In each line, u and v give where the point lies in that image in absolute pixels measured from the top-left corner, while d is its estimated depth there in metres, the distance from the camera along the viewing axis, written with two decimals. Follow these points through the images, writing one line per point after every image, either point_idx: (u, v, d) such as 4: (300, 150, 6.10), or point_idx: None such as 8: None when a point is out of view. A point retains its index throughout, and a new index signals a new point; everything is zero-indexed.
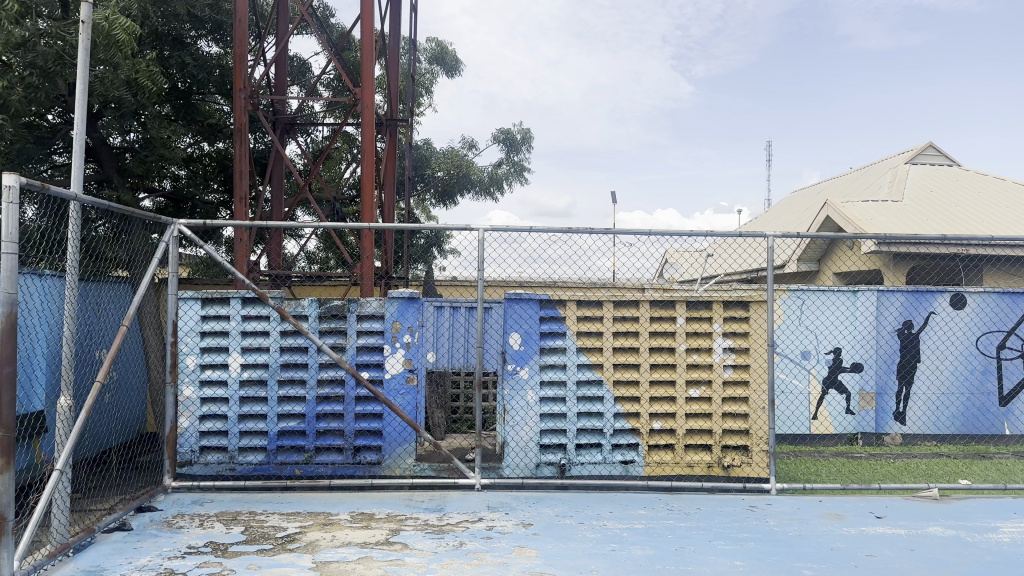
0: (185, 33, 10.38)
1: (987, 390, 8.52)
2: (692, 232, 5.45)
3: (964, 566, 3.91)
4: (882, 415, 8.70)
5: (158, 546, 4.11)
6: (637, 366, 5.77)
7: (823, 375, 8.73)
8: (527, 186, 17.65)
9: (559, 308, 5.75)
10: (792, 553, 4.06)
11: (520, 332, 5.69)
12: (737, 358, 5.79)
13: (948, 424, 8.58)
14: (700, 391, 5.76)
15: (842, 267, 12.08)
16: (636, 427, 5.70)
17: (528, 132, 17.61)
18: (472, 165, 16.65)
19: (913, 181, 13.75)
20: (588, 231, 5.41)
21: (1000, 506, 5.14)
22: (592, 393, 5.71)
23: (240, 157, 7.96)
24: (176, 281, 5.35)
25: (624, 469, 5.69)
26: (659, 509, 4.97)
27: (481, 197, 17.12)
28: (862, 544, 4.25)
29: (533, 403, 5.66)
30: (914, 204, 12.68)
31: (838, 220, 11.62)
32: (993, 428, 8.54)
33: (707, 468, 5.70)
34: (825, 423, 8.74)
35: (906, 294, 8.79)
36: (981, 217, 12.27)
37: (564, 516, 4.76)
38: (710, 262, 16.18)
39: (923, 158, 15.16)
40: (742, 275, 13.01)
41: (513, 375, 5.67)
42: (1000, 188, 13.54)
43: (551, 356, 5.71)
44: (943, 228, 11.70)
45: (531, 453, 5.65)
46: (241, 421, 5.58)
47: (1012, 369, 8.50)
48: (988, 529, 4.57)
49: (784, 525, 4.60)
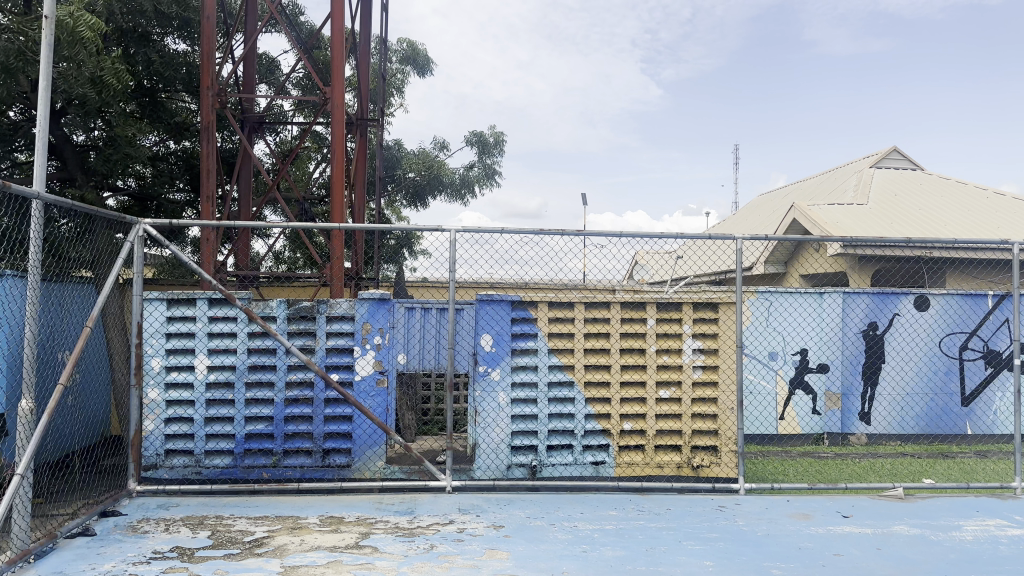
0: (151, 30, 10.22)
1: (951, 390, 8.73)
2: (663, 234, 5.49)
3: (929, 564, 3.98)
4: (847, 415, 8.80)
5: (123, 551, 4.03)
6: (607, 367, 5.79)
7: (790, 376, 8.91)
8: (498, 188, 17.64)
9: (531, 308, 5.76)
10: (761, 553, 4.10)
11: (492, 333, 5.69)
12: (707, 358, 5.84)
13: (912, 424, 8.71)
14: (669, 391, 5.79)
15: (808, 269, 12.27)
16: (607, 427, 5.73)
17: (500, 135, 17.61)
18: (443, 166, 16.62)
19: (878, 185, 13.99)
20: (559, 233, 5.42)
21: (962, 504, 5.24)
22: (564, 394, 5.72)
23: (207, 155, 7.83)
24: (141, 282, 5.26)
25: (595, 470, 5.71)
26: (629, 510, 5.00)
27: (452, 198, 17.07)
28: (830, 543, 4.30)
29: (505, 404, 5.66)
30: (879, 208, 12.89)
31: (805, 222, 11.76)
32: (955, 429, 8.72)
33: (677, 468, 5.74)
34: (792, 423, 8.84)
35: (871, 296, 8.90)
36: (944, 220, 12.53)
37: (534, 518, 4.76)
38: (680, 264, 16.34)
39: (888, 162, 15.45)
40: (711, 277, 13.15)
41: (484, 376, 5.66)
42: (962, 192, 13.83)
43: (523, 356, 5.72)
44: (907, 231, 11.93)
45: (502, 453, 5.64)
46: (208, 423, 5.50)
47: (973, 369, 8.72)
48: (952, 528, 4.66)
49: (753, 525, 4.64)
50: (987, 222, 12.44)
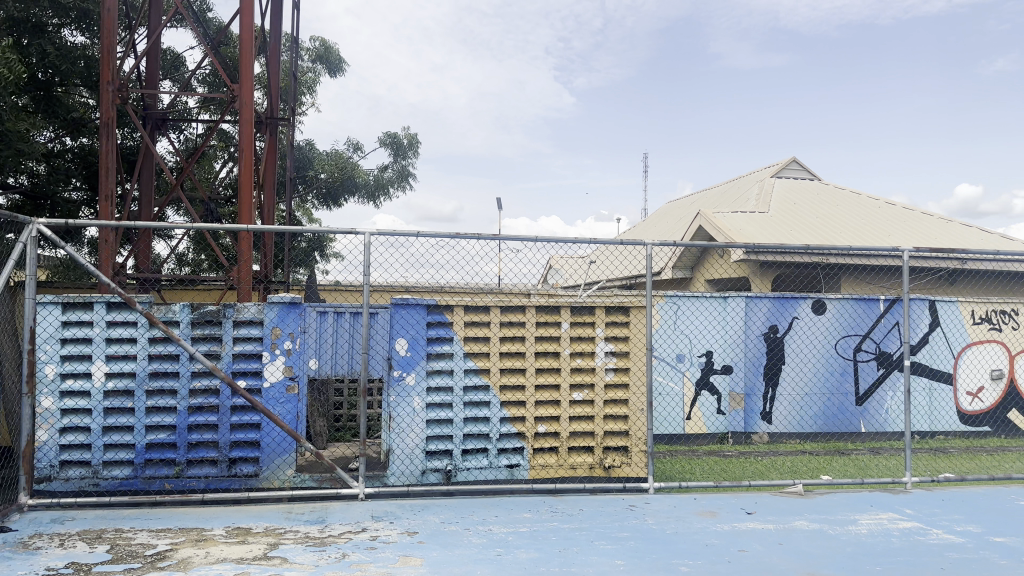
0: (45, 20, 9.67)
1: (846, 391, 9.19)
2: (577, 239, 5.57)
3: (826, 557, 4.18)
4: (750, 415, 9.19)
5: (11, 569, 3.77)
6: (523, 370, 5.83)
7: (696, 377, 9.17)
8: (413, 191, 17.52)
9: (446, 313, 5.73)
10: (670, 550, 4.22)
11: (406, 337, 5.64)
12: (618, 361, 5.96)
13: (811, 424, 9.17)
14: (583, 394, 5.88)
15: (714, 275, 12.71)
16: (522, 430, 5.76)
17: (415, 137, 17.50)
18: (356, 168, 16.38)
19: (779, 194, 14.64)
20: (475, 236, 5.43)
21: (856, 499, 5.54)
22: (479, 398, 5.72)
23: (106, 153, 7.45)
24: (34, 284, 4.94)
25: (510, 473, 5.72)
26: (543, 512, 5.05)
27: (365, 200, 16.84)
28: (734, 539, 4.46)
29: (419, 409, 5.61)
30: (779, 216, 13.49)
31: (710, 229, 12.18)
32: (851, 426, 9.20)
33: (589, 469, 5.81)
34: (699, 423, 9.14)
35: (771, 300, 9.34)
36: (839, 228, 13.22)
37: (449, 523, 4.73)
38: (592, 268, 16.65)
39: (787, 173, 16.19)
40: (623, 281, 13.44)
41: (399, 381, 5.60)
42: (855, 202, 14.63)
43: (438, 361, 5.69)
44: (805, 238, 12.52)
45: (417, 459, 5.58)
46: (106, 433, 5.22)
47: (867, 369, 9.25)
48: (847, 522, 4.91)
49: (662, 523, 4.77)
50: (877, 231, 13.20)
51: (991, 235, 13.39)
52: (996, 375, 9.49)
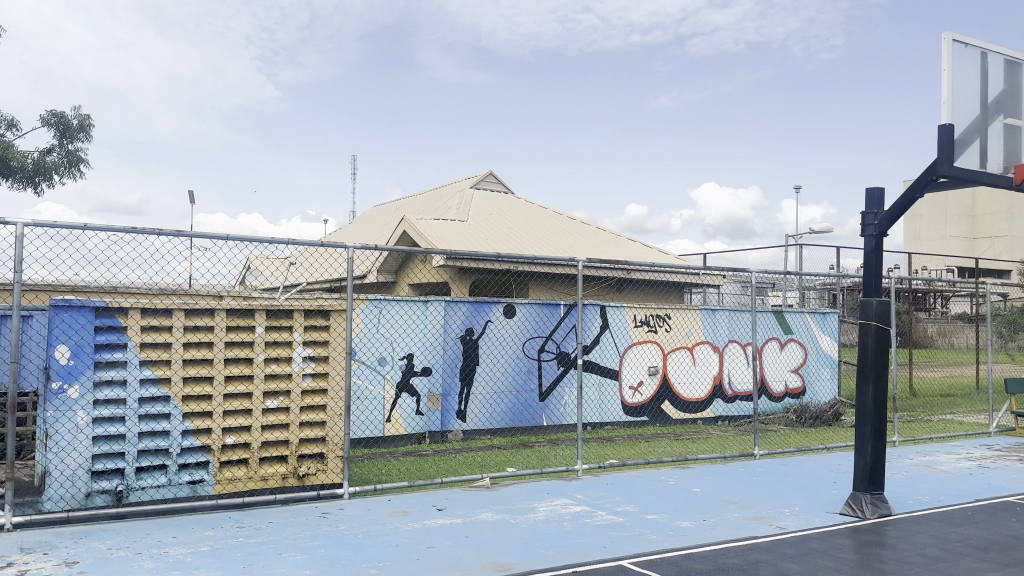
0: None
1: (531, 388, 9.98)
2: (273, 240, 5.35)
3: (506, 546, 4.49)
4: (446, 415, 9.53)
5: None
6: (210, 379, 5.42)
7: (396, 380, 9.31)
8: (84, 179, 15.47)
9: (120, 316, 5.15)
10: (361, 554, 4.22)
11: (69, 344, 4.98)
12: (316, 366, 5.82)
13: (499, 420, 9.81)
14: (277, 401, 5.65)
15: (416, 279, 13.04)
16: (208, 443, 5.36)
17: (87, 119, 15.47)
18: (9, 147, 14.02)
19: (477, 204, 15.47)
20: (157, 233, 4.95)
21: (535, 489, 6.04)
22: (158, 410, 5.22)
23: None
24: None
25: (192, 490, 5.29)
26: (229, 527, 4.75)
27: (21, 186, 14.49)
28: (424, 537, 4.61)
29: (84, 424, 4.96)
30: (478, 225, 14.25)
31: (414, 235, 12.48)
32: (535, 421, 10.00)
33: (282, 479, 5.59)
34: (397, 425, 9.27)
35: (468, 304, 9.75)
36: (529, 239, 14.33)
37: (116, 549, 4.24)
38: (293, 270, 16.12)
39: (485, 185, 17.18)
40: (325, 285, 13.21)
41: (59, 395, 4.92)
42: (543, 215, 15.98)
43: (108, 370, 5.09)
44: (499, 247, 13.38)
45: (80, 481, 4.93)
46: None
47: (549, 368, 10.14)
48: (526, 511, 5.33)
49: (354, 527, 4.76)
50: (561, 243, 14.56)
51: (650, 250, 15.48)
52: (651, 370, 11.02)
